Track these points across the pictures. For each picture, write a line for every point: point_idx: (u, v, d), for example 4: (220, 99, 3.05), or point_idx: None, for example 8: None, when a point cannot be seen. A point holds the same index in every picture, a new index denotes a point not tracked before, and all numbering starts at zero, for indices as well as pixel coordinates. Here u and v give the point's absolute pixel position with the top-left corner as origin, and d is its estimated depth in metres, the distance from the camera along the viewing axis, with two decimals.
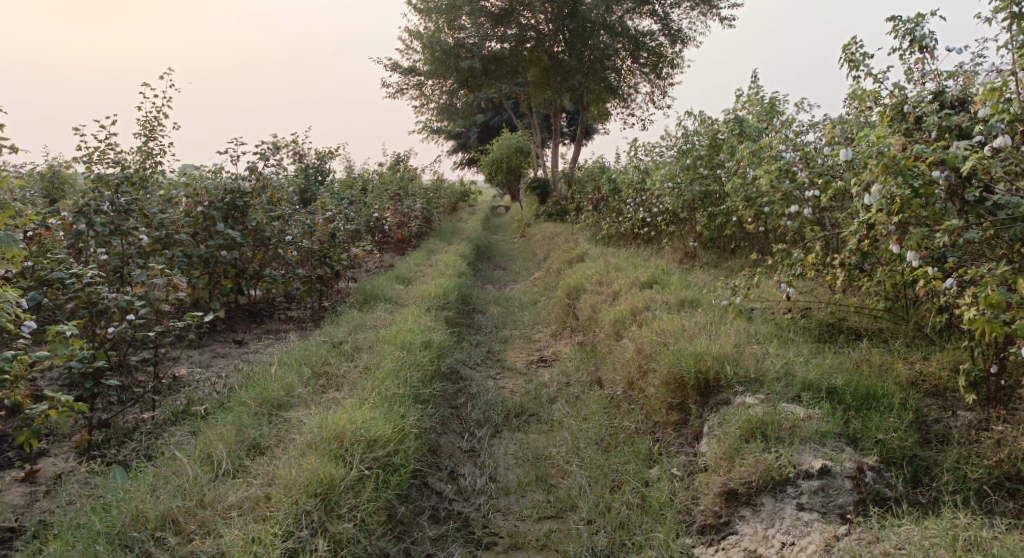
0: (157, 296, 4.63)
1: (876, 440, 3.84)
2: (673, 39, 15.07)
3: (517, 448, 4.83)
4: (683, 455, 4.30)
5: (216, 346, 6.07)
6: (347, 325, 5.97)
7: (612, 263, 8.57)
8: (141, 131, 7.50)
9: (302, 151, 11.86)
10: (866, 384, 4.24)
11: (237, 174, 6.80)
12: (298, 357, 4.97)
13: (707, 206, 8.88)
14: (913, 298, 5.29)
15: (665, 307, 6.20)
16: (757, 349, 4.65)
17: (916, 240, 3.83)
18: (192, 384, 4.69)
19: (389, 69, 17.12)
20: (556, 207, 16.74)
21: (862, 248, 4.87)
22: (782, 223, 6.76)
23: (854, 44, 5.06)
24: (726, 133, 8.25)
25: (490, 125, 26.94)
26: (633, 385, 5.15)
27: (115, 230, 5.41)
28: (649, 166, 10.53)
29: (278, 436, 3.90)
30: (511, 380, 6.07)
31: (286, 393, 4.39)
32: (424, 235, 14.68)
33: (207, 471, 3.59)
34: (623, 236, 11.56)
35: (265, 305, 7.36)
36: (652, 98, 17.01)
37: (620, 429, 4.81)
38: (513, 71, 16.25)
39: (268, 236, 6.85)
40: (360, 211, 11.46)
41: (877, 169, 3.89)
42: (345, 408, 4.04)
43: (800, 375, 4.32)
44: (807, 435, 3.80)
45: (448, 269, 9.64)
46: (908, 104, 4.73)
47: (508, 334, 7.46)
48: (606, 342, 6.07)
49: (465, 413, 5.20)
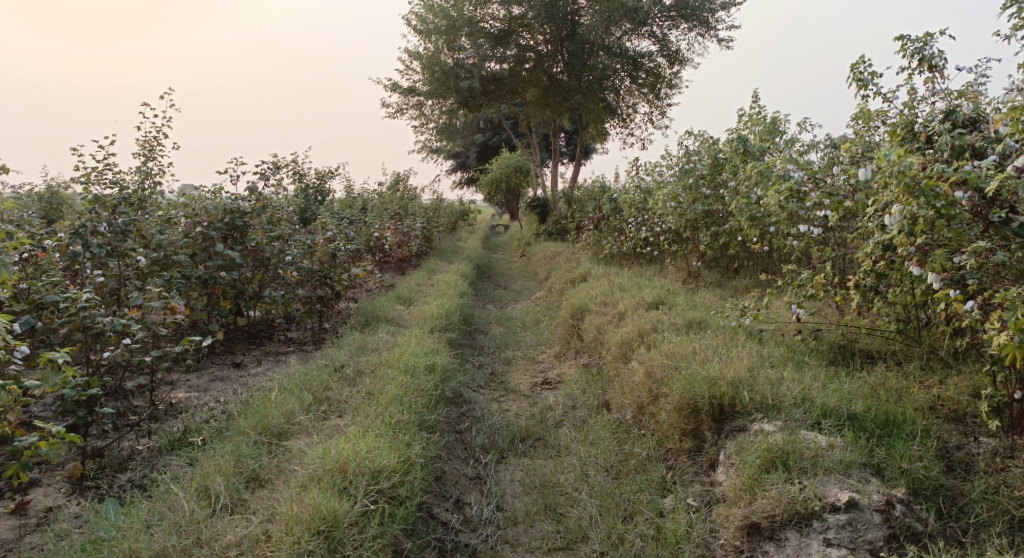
0: (154, 320, 4.48)
1: (901, 469, 3.70)
2: (671, 60, 15.01)
3: (524, 475, 4.68)
4: (698, 484, 4.15)
5: (214, 368, 5.93)
6: (348, 348, 5.83)
7: (616, 283, 8.45)
8: (140, 151, 7.40)
9: (302, 171, 11.78)
10: (885, 409, 4.10)
11: (236, 194, 6.69)
12: (298, 382, 4.81)
13: (710, 225, 8.76)
14: (925, 320, 5.16)
15: (673, 328, 6.06)
16: (772, 374, 4.50)
17: (939, 262, 3.74)
18: (189, 410, 4.54)
19: (389, 90, 17.09)
20: (556, 226, 16.63)
21: (878, 269, 4.74)
22: (788, 243, 6.65)
23: (862, 63, 4.98)
24: (730, 152, 8.15)
25: (489, 144, 26.91)
26: (642, 410, 4.99)
27: (112, 252, 5.28)
28: (651, 186, 10.41)
29: (279, 467, 3.75)
30: (515, 403, 5.92)
31: (286, 421, 4.23)
32: (424, 255, 14.58)
33: (204, 506, 3.44)
34: (625, 255, 11.45)
35: (264, 326, 7.22)
36: (651, 118, 16.96)
37: (631, 456, 4.66)
38: (512, 91, 16.33)
39: (268, 257, 6.72)
40: (360, 231, 11.35)
41: (899, 189, 3.80)
42: (347, 437, 3.88)
43: (818, 400, 4.17)
44: (831, 465, 3.65)
45: (450, 289, 9.52)
46: (920, 123, 4.64)
47: (511, 356, 7.32)
48: (613, 365, 5.93)
49: (470, 438, 5.04)
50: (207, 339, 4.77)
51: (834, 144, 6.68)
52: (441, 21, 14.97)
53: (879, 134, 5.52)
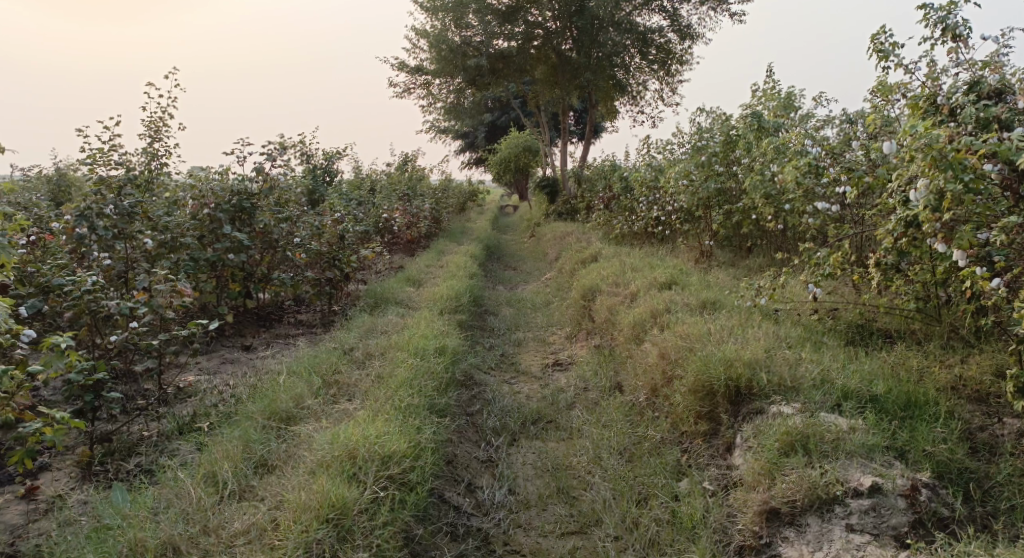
0: (160, 303, 4.41)
1: (924, 451, 3.61)
2: (682, 36, 14.79)
3: (535, 458, 4.61)
4: (715, 467, 4.06)
5: (223, 352, 5.88)
6: (357, 331, 5.76)
7: (627, 263, 8.33)
8: (146, 132, 7.32)
9: (309, 152, 11.68)
10: (907, 390, 4.01)
11: (244, 175, 6.59)
12: (307, 366, 4.74)
13: (723, 204, 8.62)
14: (945, 298, 5.04)
15: (686, 309, 5.95)
16: (790, 355, 4.40)
17: (967, 238, 3.66)
18: (198, 393, 4.49)
19: (397, 69, 16.92)
20: (566, 206, 16.48)
21: (900, 246, 4.62)
22: (804, 222, 6.51)
23: (883, 33, 4.82)
24: (743, 128, 7.99)
25: (498, 124, 26.68)
26: (656, 392, 4.91)
27: (119, 234, 5.21)
28: (663, 164, 10.26)
29: (288, 452, 3.70)
30: (526, 385, 5.85)
31: (295, 405, 4.17)
32: (434, 236, 14.48)
33: (211, 493, 3.38)
34: (636, 235, 11.31)
35: (273, 309, 7.16)
36: (661, 95, 16.73)
37: (645, 438, 4.58)
38: (521, 70, 16.13)
39: (276, 238, 6.65)
40: (369, 213, 11.26)
41: (925, 163, 3.69)
42: (356, 422, 3.82)
43: (838, 382, 4.07)
44: (853, 449, 3.56)
45: (459, 271, 9.43)
46: (942, 96, 4.49)
47: (521, 337, 7.24)
48: (625, 346, 5.84)
49: (481, 421, 4.97)
50: (215, 321, 4.71)
51: (851, 119, 6.52)
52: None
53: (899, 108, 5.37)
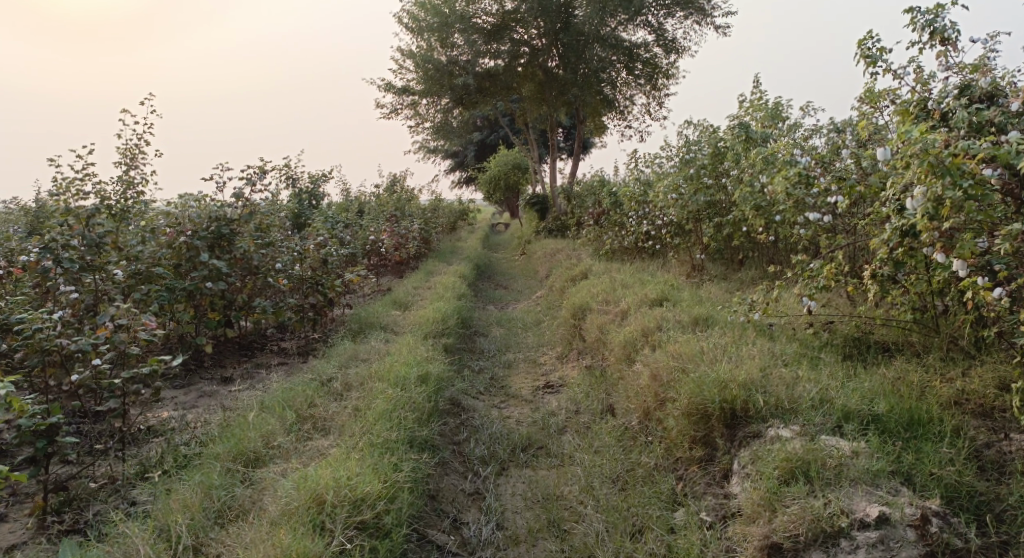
0: (123, 337, 4.19)
1: (931, 475, 3.42)
2: (667, 50, 14.73)
3: (525, 488, 4.40)
4: (711, 497, 3.86)
5: (202, 384, 5.65)
6: (338, 359, 5.55)
7: (618, 279, 8.16)
8: (121, 160, 7.12)
9: (294, 175, 11.49)
10: (909, 407, 3.82)
11: (221, 200, 6.36)
12: (281, 399, 4.53)
13: (713, 216, 8.46)
14: (943, 308, 4.87)
15: (679, 326, 5.76)
16: (787, 374, 4.20)
17: (968, 248, 3.48)
18: (168, 432, 4.27)
19: (383, 90, 16.79)
20: (556, 223, 16.33)
21: (897, 256, 4.44)
22: (794, 232, 6.36)
23: (870, 39, 4.68)
24: (731, 140, 7.84)
25: (486, 142, 26.57)
26: (649, 415, 4.70)
27: (86, 266, 5.00)
28: (651, 178, 10.11)
29: (253, 499, 3.48)
30: (516, 409, 5.64)
31: (265, 444, 3.96)
32: (424, 257, 14.28)
33: (163, 549, 3.17)
34: (627, 250, 11.14)
35: (256, 337, 6.92)
36: (649, 110, 16.64)
37: (638, 465, 4.37)
38: (507, 87, 16.02)
39: (257, 264, 6.44)
40: (355, 235, 11.05)
41: (920, 169, 3.52)
42: (327, 462, 3.61)
43: (838, 402, 3.87)
44: (857, 475, 3.37)
45: (447, 291, 9.22)
46: (933, 101, 4.33)
47: (512, 358, 7.03)
48: (617, 367, 5.63)
49: (468, 450, 4.76)
50: (182, 356, 4.40)
51: (839, 128, 6.38)
52: (432, 18, 14.60)
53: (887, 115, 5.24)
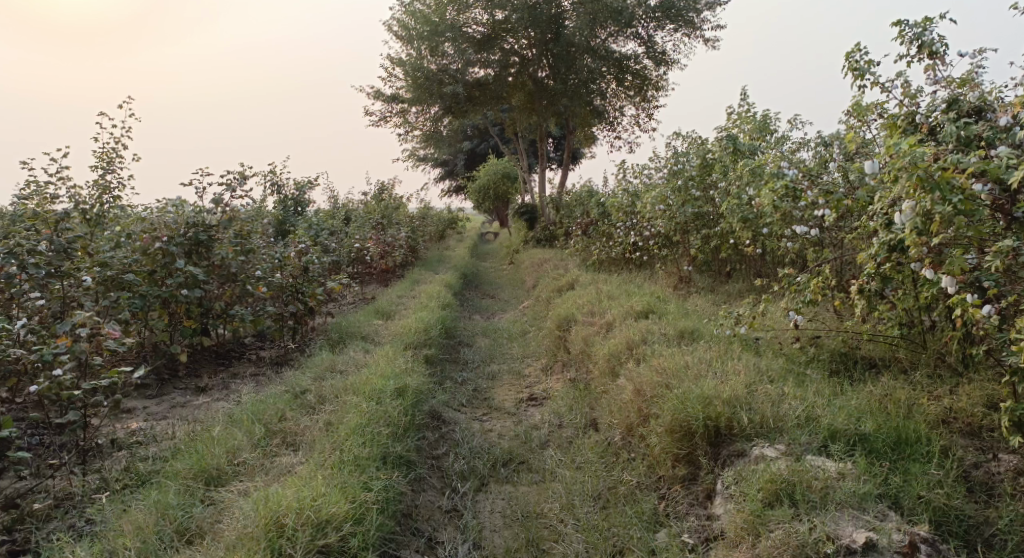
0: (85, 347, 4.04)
1: (919, 498, 3.32)
2: (657, 62, 14.71)
3: (504, 505, 4.27)
4: (694, 517, 3.74)
5: (176, 394, 5.48)
6: (315, 371, 5.40)
7: (604, 290, 8.05)
8: (98, 163, 6.96)
9: (278, 181, 11.31)
10: (896, 426, 3.72)
11: (200, 206, 6.13)
12: (251, 413, 4.39)
13: (700, 228, 8.38)
14: (930, 323, 4.79)
15: (664, 339, 5.65)
16: (772, 391, 4.09)
17: (957, 265, 3.38)
18: (130, 447, 4.12)
19: (372, 97, 16.64)
20: (545, 233, 16.24)
21: (885, 271, 4.36)
22: (781, 245, 6.27)
23: (857, 51, 4.61)
24: (718, 152, 7.77)
25: (476, 151, 26.47)
26: (632, 431, 4.57)
27: (53, 273, 4.84)
28: (639, 189, 10.03)
29: (211, 521, 3.36)
30: (498, 422, 5.50)
31: (229, 460, 3.83)
32: (410, 265, 14.13)
33: None
34: (614, 261, 11.04)
35: (234, 345, 6.73)
36: (638, 121, 16.61)
37: (620, 482, 4.24)
38: (497, 97, 15.96)
39: (235, 272, 6.22)
40: (340, 243, 10.87)
41: (909, 183, 3.40)
42: (292, 481, 3.50)
43: (825, 421, 3.76)
44: (844, 499, 3.26)
45: (432, 301, 9.07)
46: (921, 114, 4.26)
47: (495, 370, 6.90)
48: (601, 381, 5.50)
49: (447, 465, 4.62)
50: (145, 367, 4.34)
51: (827, 141, 6.32)
52: (422, 27, 14.39)
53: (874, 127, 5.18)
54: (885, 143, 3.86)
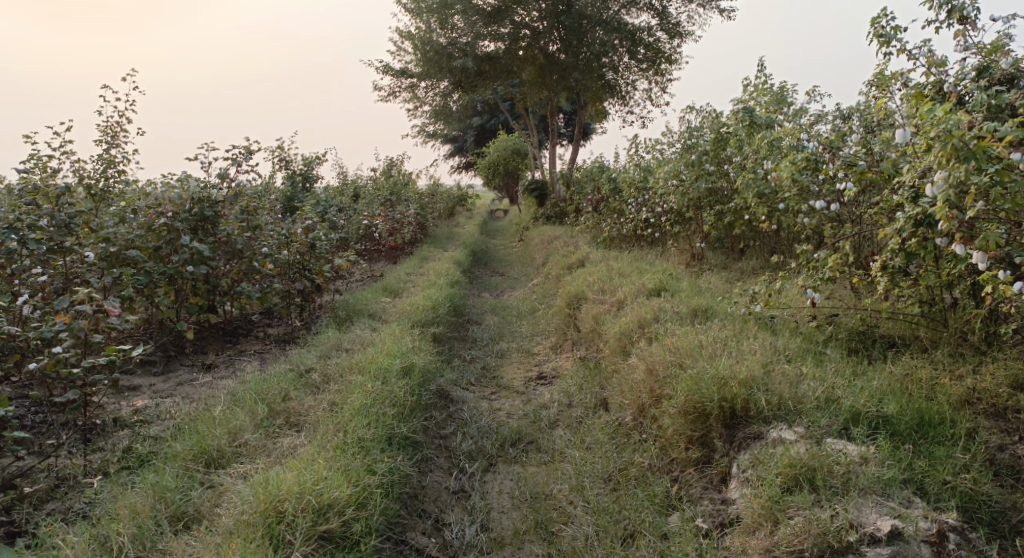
0: (84, 324, 3.91)
1: (944, 484, 3.19)
2: (670, 34, 14.45)
3: (513, 486, 4.17)
4: (708, 501, 3.63)
5: (182, 371, 5.40)
6: (320, 350, 5.31)
7: (615, 267, 7.91)
8: (102, 137, 6.85)
9: (286, 156, 11.17)
10: (919, 408, 3.59)
11: (206, 181, 5.96)
12: (255, 392, 4.31)
13: (713, 204, 8.21)
14: (951, 301, 4.64)
15: (676, 318, 5.52)
16: (790, 371, 3.96)
17: (992, 239, 3.21)
18: (131, 426, 4.04)
19: (380, 72, 16.44)
20: (555, 209, 16.07)
21: (909, 247, 4.20)
22: (797, 221, 6.11)
23: (884, 17, 4.41)
24: (733, 125, 7.57)
25: (486, 126, 26.17)
26: (644, 412, 4.45)
27: (54, 248, 4.70)
28: (651, 164, 9.85)
29: (210, 505, 3.28)
30: (507, 401, 5.40)
31: (230, 442, 3.75)
32: (419, 242, 14.01)
33: None
34: (625, 237, 10.88)
35: (241, 323, 6.63)
36: (650, 96, 16.32)
37: (632, 463, 4.14)
38: (507, 71, 15.52)
39: (241, 248, 6.01)
40: (348, 219, 10.75)
41: (943, 153, 3.19)
42: (293, 464, 3.41)
43: (846, 402, 3.63)
44: (867, 485, 3.13)
45: (441, 278, 8.95)
46: (949, 82, 4.08)
47: (504, 348, 6.79)
48: (612, 360, 5.39)
49: (454, 445, 4.53)
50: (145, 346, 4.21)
51: (845, 115, 6.14)
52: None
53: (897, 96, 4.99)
54: (918, 111, 3.65)
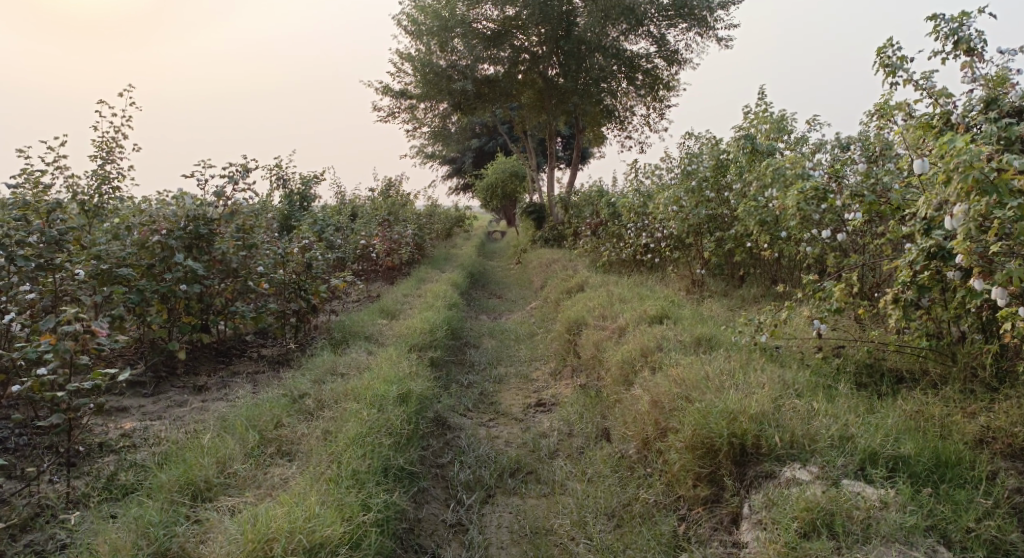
0: (70, 345, 3.74)
1: (967, 531, 3.05)
2: (670, 61, 14.44)
3: (512, 520, 4.02)
4: (718, 542, 3.48)
5: (172, 393, 5.24)
6: (314, 373, 5.16)
7: (616, 293, 7.79)
8: (97, 153, 6.73)
9: (284, 174, 11.05)
10: (935, 447, 3.46)
11: (200, 198, 5.83)
12: (245, 418, 4.16)
13: (714, 231, 8.11)
14: (960, 334, 4.53)
15: (680, 346, 5.39)
16: (801, 406, 3.82)
17: (1011, 275, 3.11)
18: (116, 453, 3.88)
19: (380, 93, 16.41)
20: (553, 232, 15.97)
21: (923, 280, 4.08)
22: (801, 250, 6.01)
23: (890, 46, 4.35)
24: (735, 152, 7.49)
25: (484, 148, 26.15)
26: (648, 445, 4.30)
27: (43, 265, 4.54)
28: (651, 190, 9.76)
29: (195, 541, 3.12)
30: (505, 428, 5.24)
31: (219, 472, 3.60)
32: (416, 263, 13.89)
33: None
34: (624, 262, 10.78)
35: (234, 343, 6.47)
36: (649, 121, 16.30)
37: (636, 499, 3.99)
38: (506, 94, 15.69)
39: (236, 267, 5.87)
40: (345, 240, 10.62)
41: (963, 185, 3.08)
42: (284, 498, 3.26)
43: (861, 441, 3.49)
44: (889, 532, 3.00)
45: (438, 300, 8.81)
46: (958, 114, 4.00)
47: (502, 373, 6.64)
48: (613, 389, 5.24)
49: (451, 474, 4.37)
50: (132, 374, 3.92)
51: (846, 145, 6.08)
52: (432, 22, 14.09)
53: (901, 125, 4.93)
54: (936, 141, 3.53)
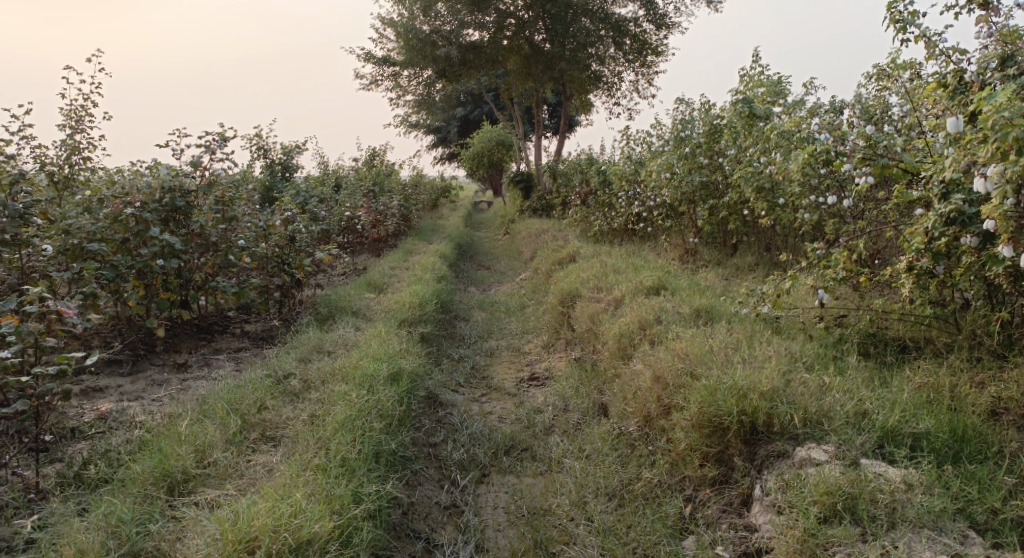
0: (33, 328, 3.50)
1: (992, 511, 2.92)
2: (658, 25, 14.17)
3: (510, 500, 3.84)
4: (728, 524, 3.32)
5: (152, 371, 5.00)
6: (299, 352, 4.93)
7: (609, 263, 7.57)
8: (66, 122, 6.43)
9: (266, 144, 10.72)
10: (952, 421, 3.30)
11: (177, 168, 5.53)
12: (226, 400, 3.94)
13: (707, 199, 7.90)
14: (965, 302, 4.37)
15: (679, 318, 5.19)
16: (812, 382, 3.64)
17: None
18: (89, 438, 3.66)
19: (363, 60, 16.00)
20: (541, 202, 15.69)
21: (938, 249, 3.89)
22: (799, 218, 5.80)
23: (901, 1, 4.10)
24: (729, 117, 7.23)
25: (470, 117, 25.73)
26: (650, 422, 4.11)
27: (9, 241, 4.15)
28: (643, 157, 9.51)
29: (171, 540, 2.93)
30: (499, 404, 5.05)
31: (198, 462, 3.40)
32: (403, 235, 13.61)
33: None
34: (615, 232, 10.56)
35: (215, 318, 6.20)
36: (637, 87, 16.00)
37: (638, 479, 3.81)
38: (493, 61, 14.98)
39: (216, 241, 5.58)
40: (330, 211, 10.31)
41: (1001, 144, 2.91)
42: (270, 490, 3.08)
43: (878, 418, 3.33)
44: (916, 517, 2.86)
45: (426, 272, 8.57)
46: (972, 72, 3.73)
47: (494, 346, 6.43)
48: (611, 363, 5.05)
49: (444, 454, 4.18)
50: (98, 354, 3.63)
51: (839, 109, 5.92)
52: None
53: (907, 86, 4.73)
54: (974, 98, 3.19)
